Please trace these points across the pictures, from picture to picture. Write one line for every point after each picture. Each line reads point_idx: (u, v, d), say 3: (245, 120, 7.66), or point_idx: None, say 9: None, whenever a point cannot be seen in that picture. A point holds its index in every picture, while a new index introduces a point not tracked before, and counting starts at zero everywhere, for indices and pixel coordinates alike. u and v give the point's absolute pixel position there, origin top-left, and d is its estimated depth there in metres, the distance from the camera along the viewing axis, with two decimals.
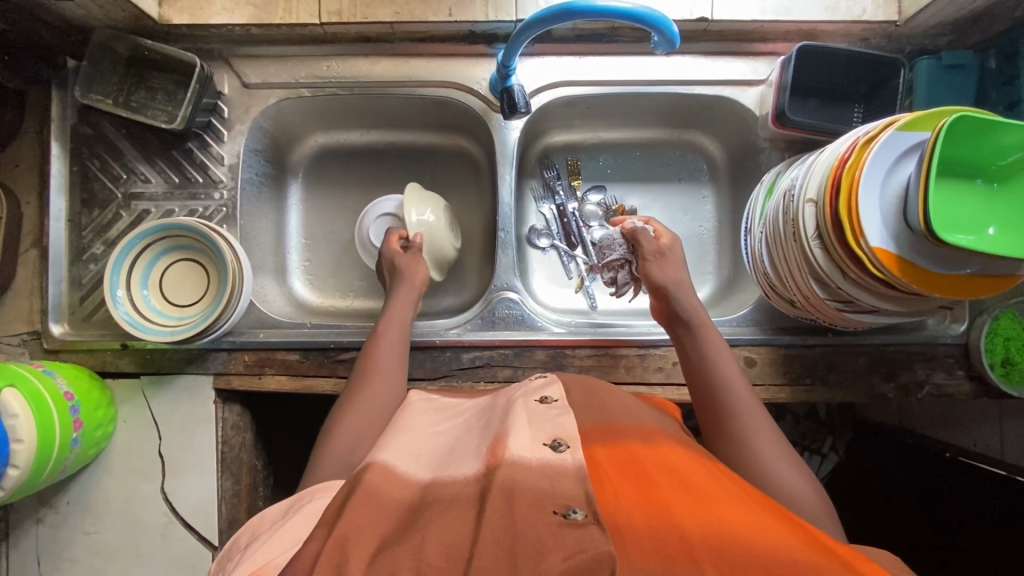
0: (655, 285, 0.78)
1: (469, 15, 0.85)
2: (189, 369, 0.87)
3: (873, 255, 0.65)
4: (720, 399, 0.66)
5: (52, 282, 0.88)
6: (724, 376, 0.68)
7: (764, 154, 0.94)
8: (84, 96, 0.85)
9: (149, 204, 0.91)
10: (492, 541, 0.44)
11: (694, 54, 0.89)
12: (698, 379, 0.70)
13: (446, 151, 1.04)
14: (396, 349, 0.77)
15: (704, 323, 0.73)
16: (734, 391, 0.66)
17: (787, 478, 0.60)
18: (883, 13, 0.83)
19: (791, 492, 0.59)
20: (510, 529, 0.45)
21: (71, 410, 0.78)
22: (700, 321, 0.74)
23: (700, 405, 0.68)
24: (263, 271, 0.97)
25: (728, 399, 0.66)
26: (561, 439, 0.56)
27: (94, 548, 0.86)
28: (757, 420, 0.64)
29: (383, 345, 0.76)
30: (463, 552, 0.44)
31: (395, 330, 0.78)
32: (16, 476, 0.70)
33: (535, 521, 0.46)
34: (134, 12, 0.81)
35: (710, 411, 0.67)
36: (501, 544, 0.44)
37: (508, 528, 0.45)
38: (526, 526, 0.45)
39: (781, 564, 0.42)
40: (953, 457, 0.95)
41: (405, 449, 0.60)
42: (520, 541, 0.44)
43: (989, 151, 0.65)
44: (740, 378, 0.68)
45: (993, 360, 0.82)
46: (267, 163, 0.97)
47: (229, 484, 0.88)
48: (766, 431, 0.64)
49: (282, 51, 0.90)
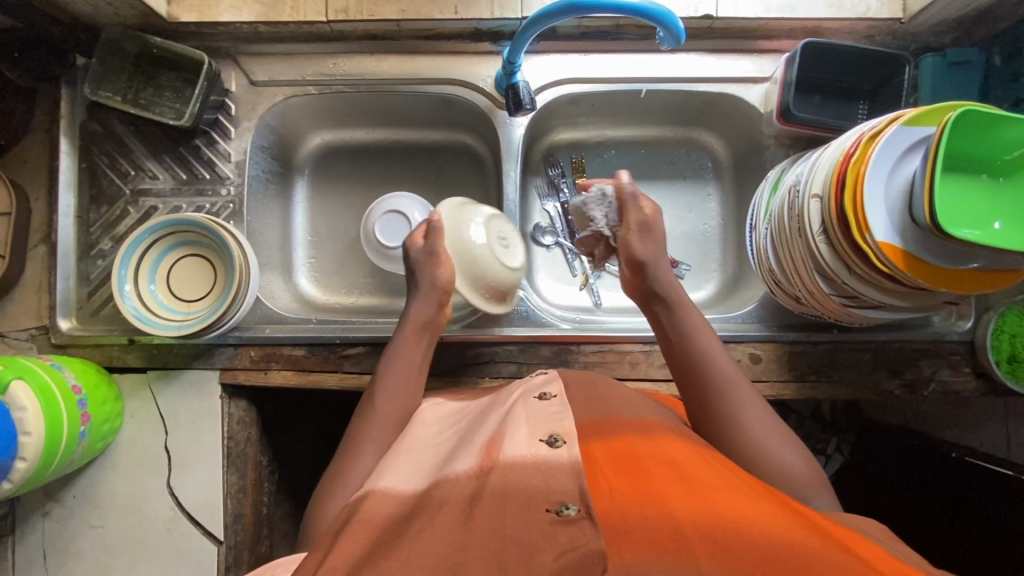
0: (633, 259, 0.75)
1: (475, 13, 0.85)
2: (195, 364, 0.87)
3: (879, 250, 0.65)
4: (703, 376, 0.66)
5: (60, 278, 0.88)
6: (704, 351, 0.68)
7: (768, 151, 0.94)
8: (93, 93, 0.86)
9: (157, 200, 0.92)
10: (489, 540, 0.46)
11: (698, 52, 0.89)
12: (679, 358, 0.69)
13: (452, 148, 1.04)
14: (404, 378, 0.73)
15: (680, 299, 0.72)
16: (715, 366, 0.66)
17: (780, 452, 0.61)
18: (887, 10, 0.83)
19: (787, 469, 0.60)
20: (500, 530, 0.47)
21: (79, 404, 0.79)
22: (677, 296, 0.73)
23: (686, 384, 0.67)
24: (269, 267, 0.97)
25: (710, 375, 0.66)
26: (557, 435, 0.56)
27: (100, 542, 0.86)
28: (741, 391, 0.65)
29: (402, 363, 0.74)
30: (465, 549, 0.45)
31: (400, 360, 0.74)
32: (25, 468, 0.70)
33: (528, 519, 0.48)
34: (143, 10, 0.81)
35: (693, 387, 0.67)
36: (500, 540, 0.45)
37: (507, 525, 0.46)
38: (522, 526, 0.47)
39: (784, 556, 0.42)
40: (959, 457, 0.96)
41: None
42: (511, 542, 0.46)
43: (994, 146, 0.65)
44: (721, 352, 0.68)
45: (999, 358, 0.82)
46: (273, 160, 0.98)
47: (235, 479, 0.88)
48: (752, 402, 0.64)
49: (289, 49, 0.91)
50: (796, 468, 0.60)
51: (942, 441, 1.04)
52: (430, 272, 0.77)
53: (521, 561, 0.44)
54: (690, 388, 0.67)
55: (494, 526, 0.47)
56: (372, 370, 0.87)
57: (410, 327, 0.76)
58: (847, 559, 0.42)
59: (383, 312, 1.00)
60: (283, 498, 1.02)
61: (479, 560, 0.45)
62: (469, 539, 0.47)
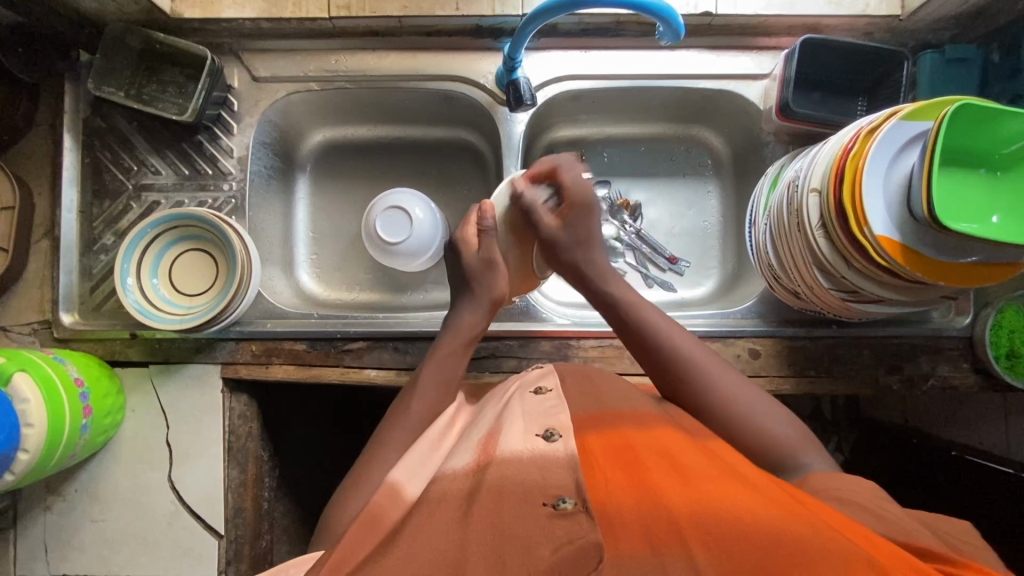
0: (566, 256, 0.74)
1: (476, 9, 0.86)
2: (196, 358, 0.88)
3: (877, 243, 0.65)
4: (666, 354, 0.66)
5: (63, 272, 0.89)
6: (659, 329, 0.68)
7: (768, 147, 0.94)
8: (97, 89, 0.86)
9: (159, 195, 0.93)
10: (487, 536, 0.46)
11: (698, 48, 0.89)
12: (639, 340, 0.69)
13: (453, 145, 1.05)
14: (437, 393, 0.70)
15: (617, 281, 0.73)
16: (676, 342, 0.67)
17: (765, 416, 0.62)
18: (886, 7, 0.84)
19: (776, 438, 0.61)
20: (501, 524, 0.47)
21: (80, 397, 0.79)
22: (612, 279, 0.73)
23: (657, 370, 0.68)
24: (271, 263, 0.97)
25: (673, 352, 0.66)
26: (553, 430, 0.56)
27: (102, 536, 0.87)
28: (708, 363, 0.66)
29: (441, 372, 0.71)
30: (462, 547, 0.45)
31: (437, 371, 0.71)
32: (27, 459, 0.71)
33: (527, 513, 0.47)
34: (147, 6, 0.82)
35: (660, 367, 0.67)
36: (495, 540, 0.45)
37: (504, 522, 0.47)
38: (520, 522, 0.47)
39: (779, 544, 0.42)
40: (958, 455, 0.96)
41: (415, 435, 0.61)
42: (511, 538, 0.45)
43: (992, 140, 0.66)
44: (676, 328, 0.68)
45: (998, 353, 0.82)
46: (275, 157, 0.98)
47: (236, 473, 0.88)
48: (722, 371, 0.66)
49: (292, 45, 0.92)
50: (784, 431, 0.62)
51: (942, 438, 1.04)
52: (487, 282, 0.76)
53: (520, 555, 0.44)
54: (658, 369, 0.67)
55: (495, 521, 0.47)
56: (373, 365, 0.87)
57: (457, 337, 0.73)
58: (847, 546, 0.42)
59: (384, 307, 1.00)
60: (284, 493, 1.02)
61: (479, 554, 0.45)
62: (467, 536, 0.47)
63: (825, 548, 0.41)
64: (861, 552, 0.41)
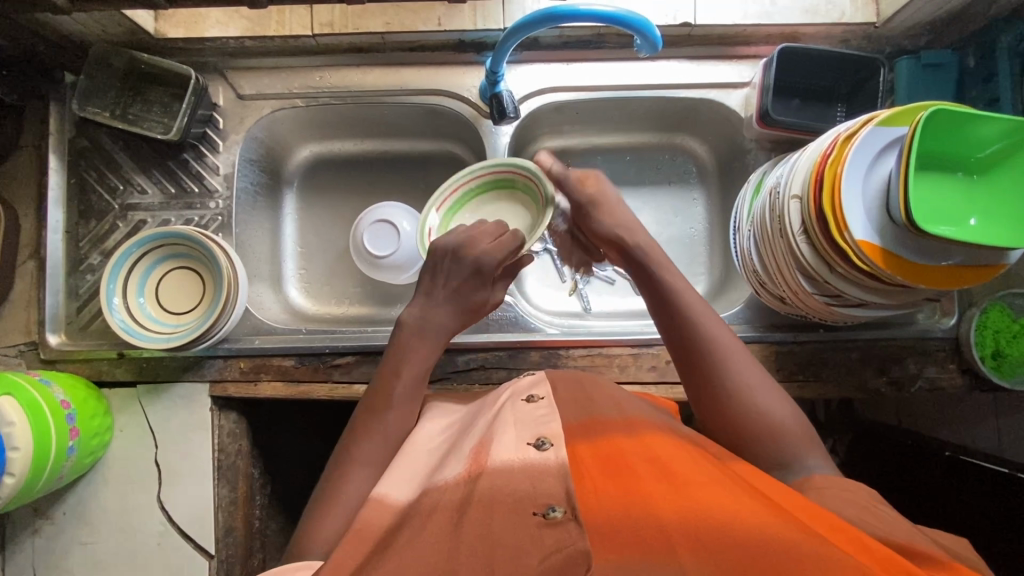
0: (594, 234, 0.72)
1: (457, 23, 0.88)
2: (185, 376, 0.87)
3: (857, 247, 0.66)
4: (684, 332, 0.65)
5: (49, 294, 0.89)
6: (689, 304, 0.65)
7: (750, 154, 0.96)
8: (82, 109, 0.87)
9: (145, 214, 0.93)
10: (473, 552, 0.46)
11: (679, 59, 0.91)
12: (669, 316, 0.66)
13: (439, 157, 1.05)
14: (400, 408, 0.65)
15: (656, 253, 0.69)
16: (698, 317, 0.65)
17: (770, 403, 0.62)
18: (862, 15, 0.86)
19: (786, 431, 0.61)
20: (489, 535, 0.47)
21: (67, 419, 0.78)
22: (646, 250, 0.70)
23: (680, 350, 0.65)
24: (258, 279, 0.98)
25: (695, 328, 0.64)
26: (545, 437, 0.56)
27: (91, 558, 0.86)
28: (728, 343, 0.64)
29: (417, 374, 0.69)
30: (451, 563, 0.45)
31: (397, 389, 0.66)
32: (11, 484, 0.70)
33: (517, 524, 0.47)
34: (131, 26, 0.84)
35: (680, 344, 0.65)
36: (482, 553, 0.45)
37: (490, 535, 0.47)
38: (508, 533, 0.47)
39: (764, 550, 0.42)
40: (953, 455, 0.95)
41: (410, 470, 0.60)
42: (500, 546, 0.46)
43: (970, 143, 0.67)
44: (704, 307, 0.66)
45: (984, 354, 0.83)
46: (262, 173, 0.99)
47: (226, 492, 0.88)
48: (746, 361, 0.64)
49: (276, 63, 0.92)
50: (795, 425, 0.61)
51: (933, 438, 1.04)
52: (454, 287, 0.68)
53: (508, 565, 0.44)
54: (667, 327, 0.66)
55: (486, 532, 0.47)
56: (362, 379, 0.87)
57: (413, 347, 0.67)
58: (830, 546, 0.42)
59: (373, 321, 1.00)
60: (275, 510, 1.02)
61: (469, 563, 0.45)
62: (457, 546, 0.47)
63: (808, 551, 0.41)
64: (850, 558, 0.41)
